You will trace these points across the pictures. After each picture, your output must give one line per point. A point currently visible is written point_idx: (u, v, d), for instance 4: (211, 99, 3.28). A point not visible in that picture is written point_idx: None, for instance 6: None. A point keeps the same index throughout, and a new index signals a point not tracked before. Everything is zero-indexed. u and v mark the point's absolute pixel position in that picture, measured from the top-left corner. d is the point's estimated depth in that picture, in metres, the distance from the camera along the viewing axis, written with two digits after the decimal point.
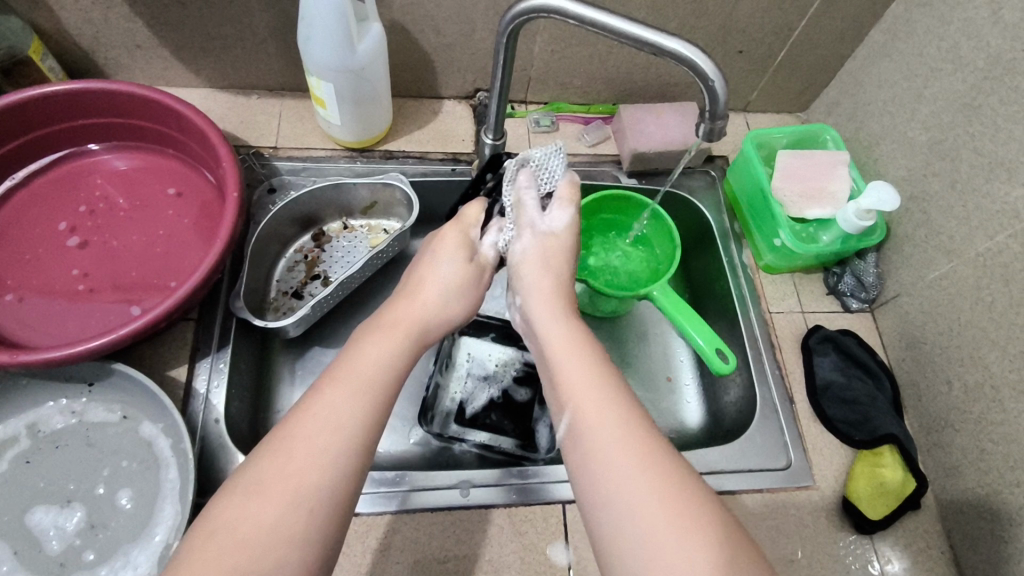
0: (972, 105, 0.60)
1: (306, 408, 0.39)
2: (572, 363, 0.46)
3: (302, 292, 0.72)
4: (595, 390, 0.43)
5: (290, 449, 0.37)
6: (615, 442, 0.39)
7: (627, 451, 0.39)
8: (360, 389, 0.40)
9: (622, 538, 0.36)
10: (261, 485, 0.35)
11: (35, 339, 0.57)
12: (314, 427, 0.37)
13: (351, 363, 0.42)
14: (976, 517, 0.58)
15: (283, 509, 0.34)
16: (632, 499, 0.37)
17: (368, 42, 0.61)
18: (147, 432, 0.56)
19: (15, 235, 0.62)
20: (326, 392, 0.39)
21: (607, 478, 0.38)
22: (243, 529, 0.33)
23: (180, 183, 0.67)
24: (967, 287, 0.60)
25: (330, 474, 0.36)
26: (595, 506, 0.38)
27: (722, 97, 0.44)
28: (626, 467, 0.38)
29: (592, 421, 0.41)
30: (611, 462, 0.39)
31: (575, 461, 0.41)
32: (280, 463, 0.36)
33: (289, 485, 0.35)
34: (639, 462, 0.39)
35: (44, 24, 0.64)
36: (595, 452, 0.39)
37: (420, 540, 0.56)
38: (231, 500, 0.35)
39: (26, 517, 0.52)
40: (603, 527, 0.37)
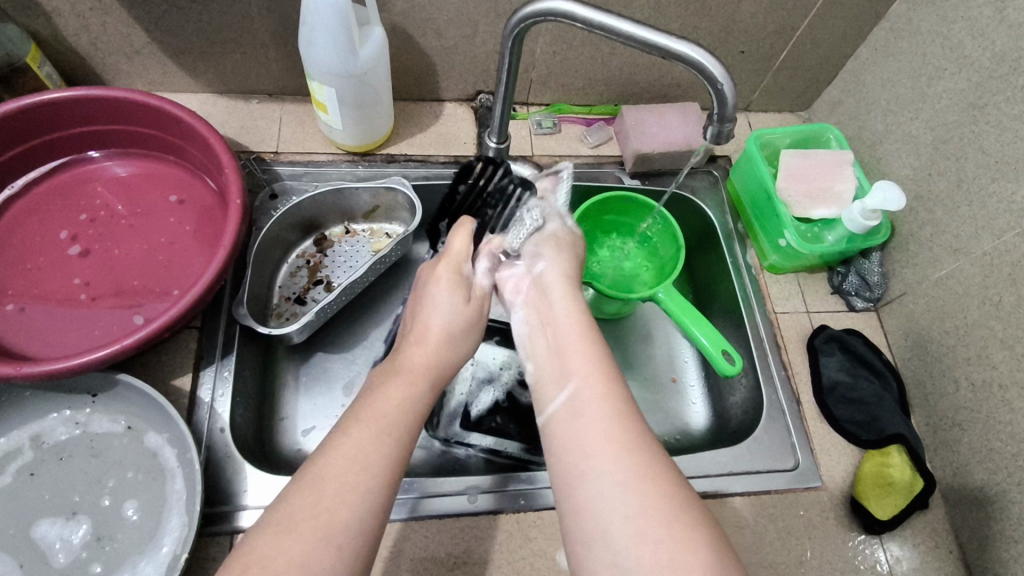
0: (976, 104, 0.60)
1: (333, 446, 0.39)
2: (577, 345, 0.47)
3: (305, 298, 0.72)
4: (592, 376, 0.45)
5: (317, 487, 0.37)
6: (609, 425, 0.41)
7: (618, 435, 0.40)
8: (384, 430, 0.41)
9: (607, 520, 0.37)
10: (292, 521, 0.35)
11: (37, 350, 0.56)
12: (342, 465, 0.38)
13: (372, 403, 0.42)
14: (984, 516, 0.58)
15: (314, 545, 0.34)
16: (618, 482, 0.38)
17: (370, 46, 0.61)
18: (152, 442, 0.55)
19: (17, 244, 0.62)
20: (351, 434, 0.40)
21: (607, 464, 0.39)
22: (274, 564, 0.33)
23: (181, 190, 0.67)
24: (974, 286, 0.60)
25: (359, 512, 0.36)
26: (581, 485, 0.39)
27: (730, 101, 0.43)
28: (616, 449, 0.40)
29: (596, 411, 0.42)
30: (609, 453, 0.39)
31: (571, 443, 0.41)
32: (310, 499, 0.36)
33: (322, 524, 0.35)
34: (640, 455, 0.39)
35: (41, 30, 0.63)
36: (588, 433, 0.41)
37: (429, 547, 0.56)
38: (262, 535, 0.35)
39: (32, 530, 0.52)
40: (586, 509, 0.38)
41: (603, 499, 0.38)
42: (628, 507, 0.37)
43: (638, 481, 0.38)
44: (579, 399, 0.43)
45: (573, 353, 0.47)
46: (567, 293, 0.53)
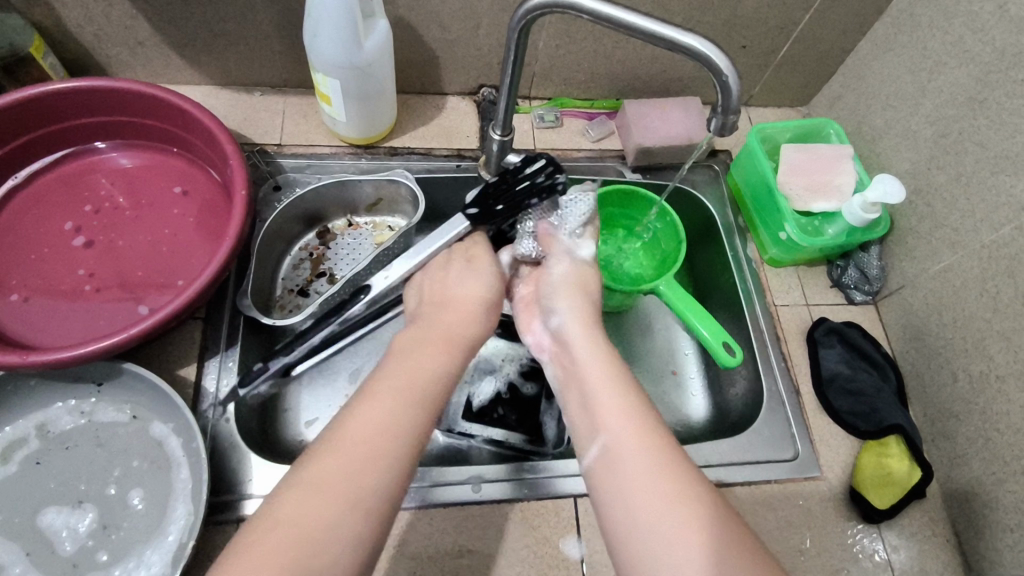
0: (976, 98, 0.60)
1: (365, 412, 0.40)
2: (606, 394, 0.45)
3: (307, 291, 0.72)
4: (629, 432, 0.42)
5: (351, 450, 0.38)
6: (656, 480, 0.40)
7: (669, 497, 0.39)
8: (414, 399, 0.42)
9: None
10: (322, 481, 0.36)
11: (42, 340, 0.56)
12: (365, 429, 0.39)
13: (409, 371, 0.43)
14: (981, 505, 0.59)
15: (342, 510, 0.36)
16: (668, 548, 0.37)
17: (375, 38, 0.61)
18: (158, 431, 0.56)
19: (20, 234, 0.62)
20: (385, 400, 0.41)
21: (658, 527, 0.38)
22: (308, 521, 0.35)
23: (185, 181, 0.67)
24: (972, 278, 0.61)
25: (388, 474, 0.38)
26: (635, 556, 0.38)
27: (735, 93, 0.44)
28: (668, 508, 0.38)
29: (634, 465, 0.41)
30: (657, 513, 0.38)
31: (616, 502, 0.40)
32: (335, 462, 0.37)
33: (347, 488, 0.36)
34: (690, 513, 0.38)
35: (44, 20, 0.63)
36: (635, 497, 0.39)
37: (433, 535, 0.56)
38: (294, 495, 0.36)
39: (37, 518, 0.52)
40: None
41: (656, 569, 0.37)
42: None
43: (694, 546, 0.37)
44: (620, 458, 0.41)
45: (606, 405, 0.45)
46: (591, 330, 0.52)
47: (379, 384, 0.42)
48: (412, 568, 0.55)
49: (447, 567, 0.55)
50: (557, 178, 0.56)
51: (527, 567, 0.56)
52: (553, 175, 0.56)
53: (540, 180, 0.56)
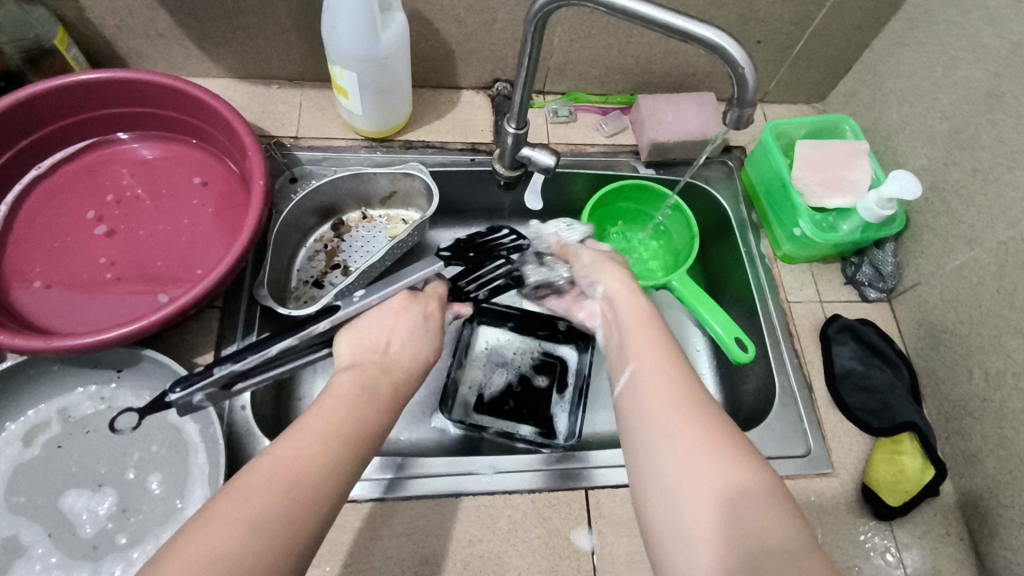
0: (993, 93, 0.60)
1: (298, 449, 0.39)
2: (639, 336, 0.50)
3: (323, 282, 0.73)
4: (650, 355, 0.48)
5: (288, 486, 0.36)
6: (669, 390, 0.44)
7: (677, 396, 0.43)
8: (346, 445, 0.41)
9: (662, 465, 0.40)
10: (261, 520, 0.34)
11: (64, 327, 0.57)
12: (302, 470, 0.37)
13: (348, 419, 0.43)
14: (995, 502, 0.59)
15: (274, 554, 0.33)
16: (675, 434, 0.41)
17: (392, 31, 0.61)
18: (176, 417, 0.57)
19: (44, 221, 0.63)
20: (323, 445, 0.40)
21: (665, 426, 0.41)
22: (243, 560, 0.32)
23: (205, 172, 0.68)
24: (988, 275, 0.61)
25: (318, 520, 0.36)
26: (643, 443, 0.42)
27: (751, 86, 0.44)
28: (678, 412, 0.42)
29: (656, 379, 0.45)
30: (669, 415, 0.42)
31: (634, 413, 0.44)
32: (258, 500, 0.35)
33: (283, 525, 0.34)
34: (700, 419, 0.41)
35: (68, 13, 0.64)
36: (656, 399, 0.43)
37: (445, 525, 0.57)
38: (225, 521, 0.33)
39: (59, 500, 0.53)
40: (643, 465, 0.41)
41: (660, 450, 0.40)
42: (681, 453, 0.39)
43: (696, 431, 0.40)
44: (644, 372, 0.46)
45: (637, 338, 0.50)
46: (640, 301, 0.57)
47: (318, 429, 0.41)
48: (423, 557, 0.55)
49: (458, 556, 0.55)
50: (524, 242, 0.70)
51: (538, 558, 0.56)
52: (522, 237, 0.70)
53: (510, 242, 0.69)
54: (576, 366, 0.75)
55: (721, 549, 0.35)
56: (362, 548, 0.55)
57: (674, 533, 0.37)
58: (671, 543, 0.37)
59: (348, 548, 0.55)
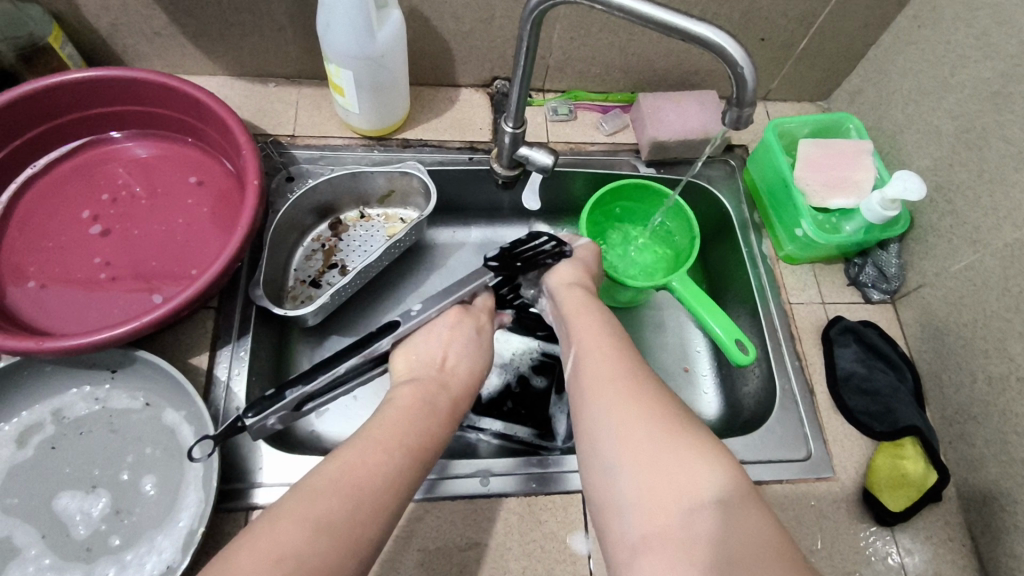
0: (1000, 92, 0.59)
1: (366, 455, 0.40)
2: (580, 318, 0.53)
3: (320, 282, 0.72)
4: (592, 339, 0.50)
5: (354, 491, 0.37)
6: (607, 365, 0.46)
7: (612, 370, 0.45)
8: (410, 452, 0.42)
9: (599, 437, 0.41)
10: (331, 524, 0.35)
11: (58, 327, 0.57)
12: (368, 476, 0.39)
13: (411, 428, 0.44)
14: (999, 509, 0.58)
15: (342, 556, 0.34)
16: (609, 404, 0.42)
17: (388, 29, 0.60)
18: (171, 419, 0.56)
19: (38, 221, 0.62)
20: (386, 451, 0.41)
21: (599, 398, 0.43)
22: (311, 560, 0.33)
23: (200, 171, 0.67)
24: (993, 278, 0.59)
25: (381, 524, 0.37)
26: (581, 424, 0.44)
27: (750, 83, 0.42)
28: (613, 382, 0.44)
29: (595, 357, 0.47)
30: (602, 388, 0.44)
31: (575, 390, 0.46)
32: (327, 503, 0.36)
33: (348, 533, 0.35)
34: (634, 387, 0.43)
35: (63, 11, 0.63)
36: (592, 374, 0.46)
37: (441, 527, 0.56)
38: (291, 522, 0.35)
39: (53, 502, 0.53)
40: (584, 438, 0.43)
41: (598, 423, 0.42)
42: (613, 420, 0.41)
43: (627, 402, 0.42)
44: (584, 353, 0.49)
45: (580, 328, 0.52)
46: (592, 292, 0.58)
47: (381, 436, 0.42)
48: (419, 561, 0.55)
49: (454, 559, 0.55)
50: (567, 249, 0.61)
51: (535, 562, 0.56)
52: (562, 244, 0.61)
53: (550, 249, 0.60)
54: None
55: (653, 506, 0.36)
56: None
57: (612, 496, 0.39)
58: (608, 506, 0.39)
59: None
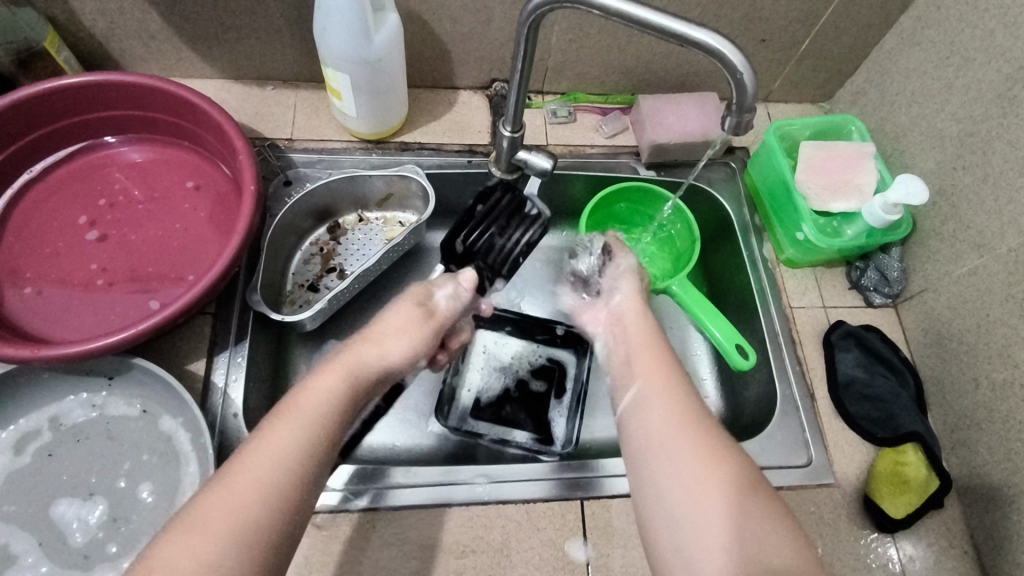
0: (1006, 96, 0.58)
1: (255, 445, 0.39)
2: (641, 353, 0.50)
3: (318, 286, 0.72)
4: (662, 375, 0.47)
5: (235, 482, 0.37)
6: (674, 412, 0.43)
7: (679, 418, 0.43)
8: (305, 426, 0.40)
9: (672, 493, 0.39)
10: (206, 520, 0.35)
11: (55, 334, 0.57)
12: (256, 464, 0.37)
13: (306, 399, 0.42)
14: (1001, 516, 0.57)
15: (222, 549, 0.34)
16: (679, 460, 0.40)
17: (385, 33, 0.60)
18: (167, 426, 0.56)
19: (35, 226, 0.62)
20: (274, 432, 0.39)
21: (668, 450, 0.41)
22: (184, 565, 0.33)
23: (198, 176, 0.67)
24: (997, 283, 0.59)
25: (271, 508, 0.36)
26: (645, 468, 0.42)
27: (750, 90, 0.42)
28: (680, 434, 0.42)
29: (658, 399, 0.45)
30: (671, 439, 0.42)
31: (637, 429, 0.44)
32: (212, 502, 0.36)
33: (230, 526, 0.35)
34: (704, 441, 0.41)
35: (59, 15, 0.63)
36: (658, 420, 0.43)
37: (438, 534, 0.56)
38: (173, 536, 0.34)
39: (49, 509, 0.53)
40: (649, 491, 0.41)
41: (664, 479, 0.40)
42: (684, 479, 0.39)
43: (700, 461, 0.40)
44: (647, 389, 0.46)
45: (642, 359, 0.49)
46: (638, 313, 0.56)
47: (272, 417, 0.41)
48: (417, 568, 0.54)
49: (451, 566, 0.55)
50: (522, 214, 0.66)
51: (532, 569, 0.56)
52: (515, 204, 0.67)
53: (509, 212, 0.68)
54: (574, 371, 0.73)
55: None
56: (353, 558, 0.54)
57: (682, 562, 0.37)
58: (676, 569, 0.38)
59: (341, 558, 0.54)
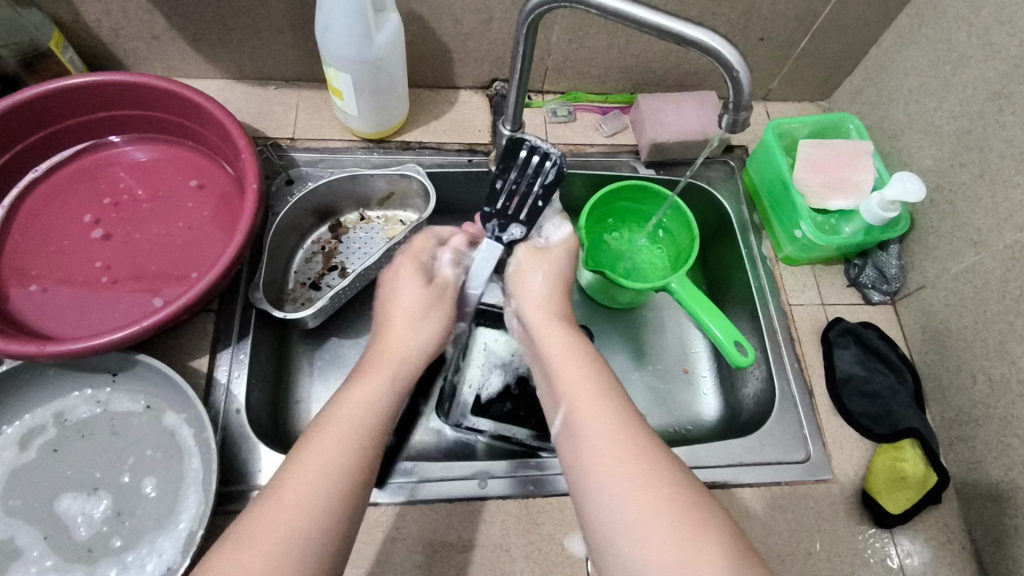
0: (1002, 93, 0.58)
1: (301, 458, 0.41)
2: (569, 369, 0.49)
3: (319, 284, 0.73)
4: (587, 393, 0.46)
5: (278, 499, 0.39)
6: (606, 439, 0.42)
7: (613, 446, 0.42)
8: (346, 434, 0.43)
9: (612, 529, 0.39)
10: (255, 539, 0.37)
11: (60, 330, 0.58)
12: (310, 478, 0.40)
13: (345, 407, 0.45)
14: (998, 510, 0.58)
15: (274, 562, 0.36)
16: (620, 492, 0.40)
17: (385, 33, 0.61)
18: (170, 422, 0.57)
19: (40, 225, 0.63)
20: (316, 442, 0.42)
21: (607, 482, 0.40)
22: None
23: (201, 174, 0.68)
24: (994, 280, 0.59)
25: (319, 520, 0.38)
26: (588, 504, 0.41)
27: (747, 87, 0.42)
28: (615, 464, 0.41)
29: (589, 428, 0.44)
30: (607, 471, 0.41)
31: (572, 462, 0.43)
32: (263, 519, 0.38)
33: (282, 538, 0.37)
34: (638, 466, 0.40)
35: (64, 15, 0.64)
36: (592, 453, 0.42)
37: (438, 529, 0.57)
38: (227, 553, 0.36)
39: (54, 504, 0.53)
40: (597, 529, 0.40)
41: (608, 515, 0.39)
42: (628, 511, 0.39)
43: (638, 489, 0.39)
44: (578, 417, 0.45)
45: (565, 377, 0.48)
46: (546, 319, 0.54)
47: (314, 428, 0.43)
48: (418, 562, 0.55)
49: (452, 560, 0.55)
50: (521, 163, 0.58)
51: (532, 563, 0.56)
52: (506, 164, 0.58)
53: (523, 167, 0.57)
54: None
55: None
56: (353, 553, 0.55)
57: None
58: None
59: None
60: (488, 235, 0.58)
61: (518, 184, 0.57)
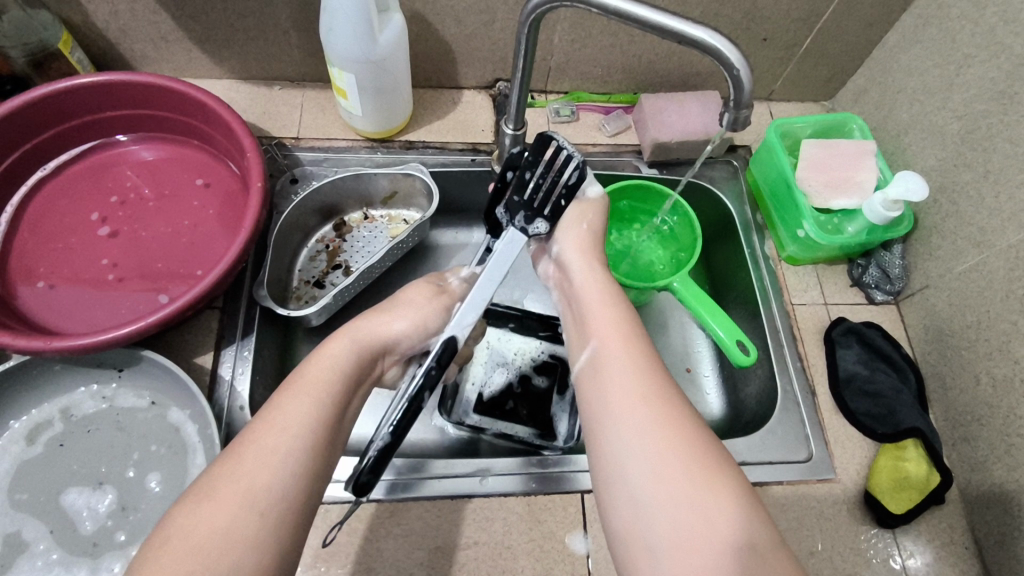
0: (1006, 93, 0.58)
1: (267, 418, 0.41)
2: (598, 312, 0.49)
3: (324, 282, 0.73)
4: (612, 337, 0.47)
5: (239, 455, 0.39)
6: (631, 377, 0.43)
7: (637, 385, 0.42)
8: (309, 395, 0.43)
9: (625, 463, 0.39)
10: (212, 490, 0.37)
11: (66, 326, 0.58)
12: (272, 433, 0.40)
13: (309, 371, 0.45)
14: (1001, 510, 0.57)
15: (234, 514, 0.36)
16: (639, 427, 0.40)
17: (389, 32, 0.61)
18: (175, 418, 0.57)
19: (48, 222, 0.64)
20: (284, 401, 0.42)
21: (626, 417, 0.41)
22: (196, 533, 0.35)
23: (206, 173, 0.68)
24: (998, 280, 0.59)
25: (282, 474, 0.38)
26: (603, 436, 0.41)
27: (747, 86, 0.42)
28: (635, 401, 0.42)
29: (615, 367, 0.44)
30: (628, 406, 0.41)
31: (592, 397, 0.44)
32: (227, 472, 0.37)
33: (242, 489, 0.37)
34: (659, 405, 0.41)
35: (72, 16, 0.65)
36: (614, 390, 0.43)
37: (440, 526, 0.57)
38: (184, 508, 0.36)
39: (61, 498, 0.54)
40: (609, 461, 0.40)
41: (623, 450, 0.40)
42: (643, 445, 0.39)
43: (657, 425, 0.40)
44: (604, 357, 0.45)
45: (596, 321, 0.49)
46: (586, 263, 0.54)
47: (279, 390, 0.43)
48: (419, 559, 0.55)
49: (454, 556, 0.56)
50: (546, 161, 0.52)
51: (533, 561, 0.56)
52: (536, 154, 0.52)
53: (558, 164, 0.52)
54: None
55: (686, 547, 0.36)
56: (355, 550, 0.55)
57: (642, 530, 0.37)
58: (640, 545, 0.37)
59: (345, 549, 0.55)
60: (512, 226, 0.53)
61: (544, 180, 0.53)
